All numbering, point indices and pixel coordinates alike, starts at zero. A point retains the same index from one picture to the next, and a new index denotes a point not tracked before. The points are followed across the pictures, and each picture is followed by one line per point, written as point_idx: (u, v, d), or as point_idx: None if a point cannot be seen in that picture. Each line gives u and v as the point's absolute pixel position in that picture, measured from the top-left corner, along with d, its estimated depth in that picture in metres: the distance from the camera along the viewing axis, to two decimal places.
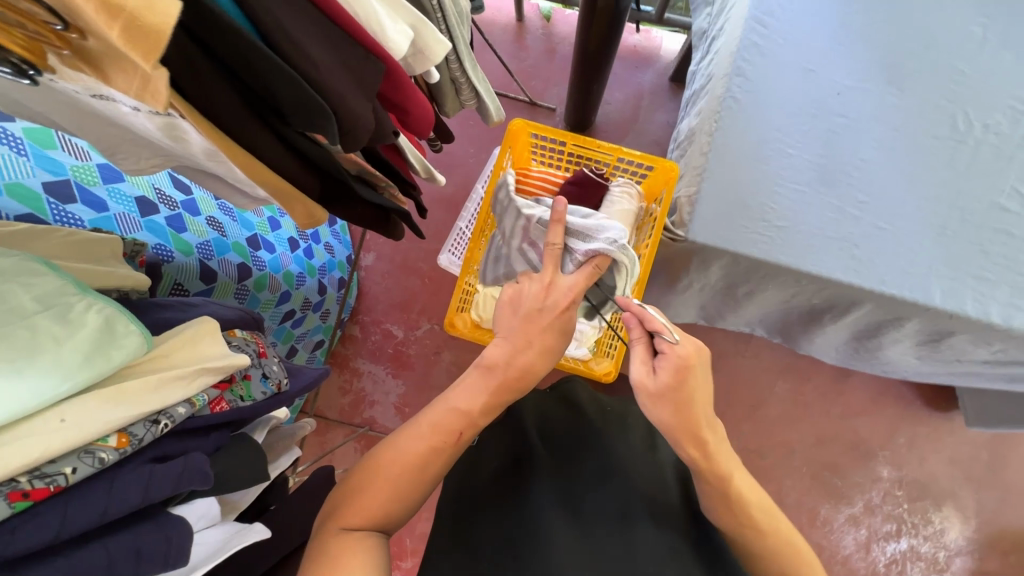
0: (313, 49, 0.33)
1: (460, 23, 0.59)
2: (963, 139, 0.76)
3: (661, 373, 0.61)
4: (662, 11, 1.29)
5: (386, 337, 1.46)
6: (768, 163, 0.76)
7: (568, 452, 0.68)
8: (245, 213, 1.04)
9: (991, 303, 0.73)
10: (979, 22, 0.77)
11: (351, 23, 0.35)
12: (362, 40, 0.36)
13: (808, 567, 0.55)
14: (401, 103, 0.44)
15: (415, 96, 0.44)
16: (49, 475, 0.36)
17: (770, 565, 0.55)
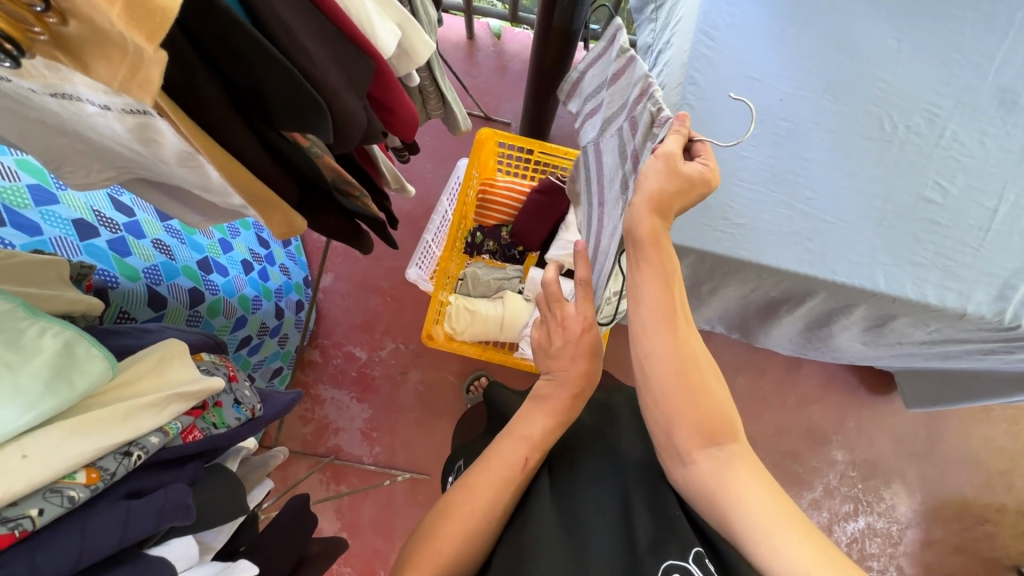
0: (308, 43, 0.32)
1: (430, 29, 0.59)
2: (890, 139, 0.83)
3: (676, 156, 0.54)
4: (607, 29, 1.35)
5: (349, 360, 1.40)
6: (724, 165, 0.81)
7: (563, 452, 0.69)
8: (194, 235, 0.98)
9: (926, 285, 0.81)
10: (894, 35, 0.86)
11: (342, 18, 0.35)
12: (355, 37, 0.36)
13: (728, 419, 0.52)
14: (388, 104, 0.44)
15: (401, 97, 0.44)
16: (11, 520, 0.33)
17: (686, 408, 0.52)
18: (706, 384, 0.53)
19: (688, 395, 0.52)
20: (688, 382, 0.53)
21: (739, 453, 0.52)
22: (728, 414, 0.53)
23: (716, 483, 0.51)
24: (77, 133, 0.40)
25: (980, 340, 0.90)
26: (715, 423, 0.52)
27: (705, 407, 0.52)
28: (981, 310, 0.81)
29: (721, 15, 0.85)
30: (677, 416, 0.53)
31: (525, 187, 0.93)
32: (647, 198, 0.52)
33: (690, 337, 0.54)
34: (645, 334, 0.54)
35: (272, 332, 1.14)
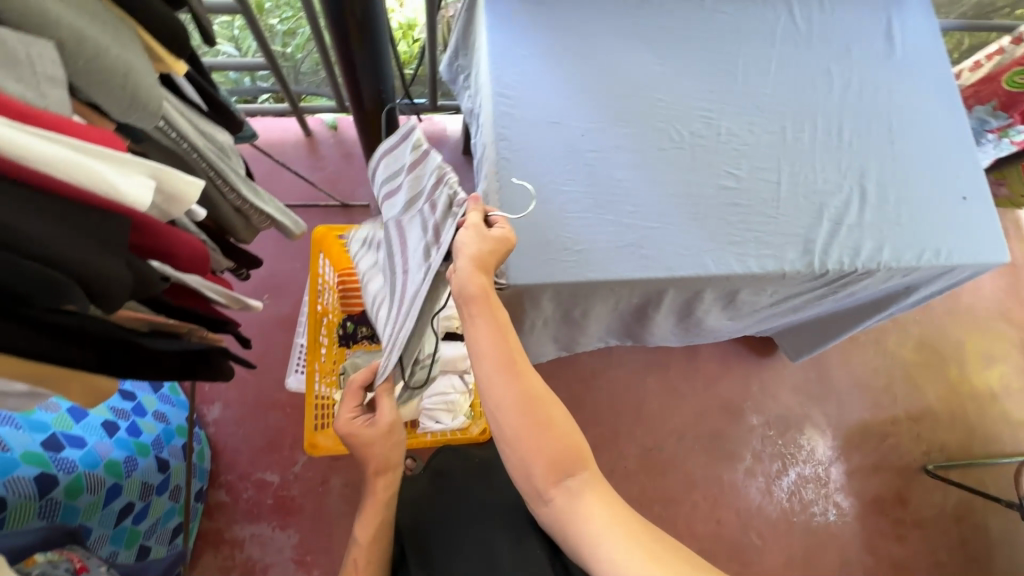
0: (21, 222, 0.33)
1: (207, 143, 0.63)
2: (681, 145, 0.96)
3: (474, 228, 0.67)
4: (434, 99, 1.44)
5: (262, 488, 1.30)
6: (551, 202, 0.89)
7: (441, 513, 0.79)
8: (33, 414, 0.87)
9: (747, 258, 0.92)
10: (657, 61, 1.01)
11: (62, 184, 0.36)
12: (82, 198, 0.37)
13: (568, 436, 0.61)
14: (156, 245, 0.46)
15: (163, 232, 0.46)
16: None
17: (536, 443, 0.60)
18: (555, 424, 0.61)
19: (539, 436, 0.60)
20: (537, 425, 0.61)
21: (590, 480, 0.61)
22: (579, 447, 0.61)
23: (575, 515, 0.59)
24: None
25: (810, 291, 1.03)
26: (566, 455, 0.61)
27: (556, 444, 0.60)
28: (796, 266, 0.93)
29: (511, 76, 0.95)
30: (533, 456, 0.60)
31: None
32: (471, 260, 0.63)
33: (533, 381, 0.62)
34: (494, 386, 0.61)
35: (157, 489, 1.04)
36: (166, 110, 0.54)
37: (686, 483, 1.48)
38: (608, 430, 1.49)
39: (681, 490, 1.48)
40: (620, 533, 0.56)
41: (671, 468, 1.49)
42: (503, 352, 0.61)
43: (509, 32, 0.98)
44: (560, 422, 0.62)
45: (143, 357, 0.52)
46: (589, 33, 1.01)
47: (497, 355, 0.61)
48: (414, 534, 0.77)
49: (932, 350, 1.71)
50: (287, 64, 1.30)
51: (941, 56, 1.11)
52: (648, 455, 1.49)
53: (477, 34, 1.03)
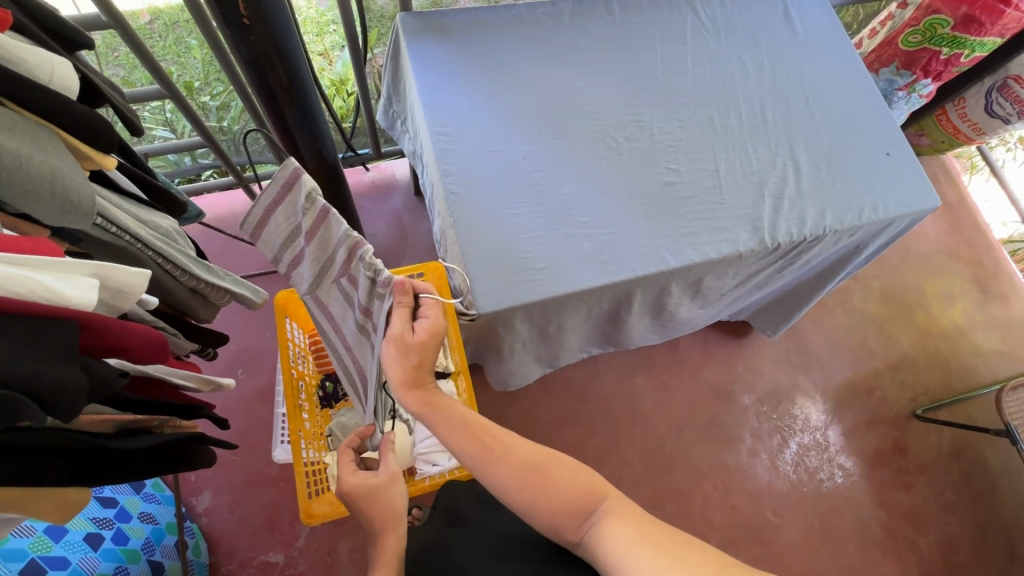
0: None
1: (152, 233, 0.63)
2: (619, 151, 1.00)
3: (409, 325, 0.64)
4: (377, 147, 1.47)
5: (266, 571, 1.24)
6: (506, 227, 0.90)
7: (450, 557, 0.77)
8: (8, 542, 0.82)
9: (703, 247, 0.95)
10: (583, 77, 1.06)
11: (8, 301, 0.36)
12: (31, 311, 0.37)
13: (569, 474, 0.63)
14: (112, 343, 0.45)
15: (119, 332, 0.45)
16: None
17: (541, 491, 0.61)
18: (555, 474, 0.63)
19: (545, 494, 0.61)
20: (535, 481, 0.62)
21: (611, 506, 0.61)
22: (589, 481, 0.62)
23: (602, 545, 0.58)
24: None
25: (768, 267, 1.07)
26: (577, 493, 0.61)
27: (561, 489, 0.61)
28: (749, 245, 0.97)
29: (446, 114, 0.98)
30: (544, 515, 0.61)
31: None
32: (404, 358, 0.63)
33: (515, 445, 0.64)
34: (487, 469, 0.62)
35: None
36: (103, 206, 0.54)
37: (694, 476, 1.49)
38: (608, 438, 1.49)
39: (690, 483, 1.48)
40: (644, 549, 0.56)
41: (676, 463, 1.50)
42: (471, 436, 0.63)
43: (436, 72, 1.01)
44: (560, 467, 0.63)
45: (117, 461, 0.50)
46: (513, 61, 1.05)
47: (468, 440, 0.63)
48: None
49: (896, 300, 1.78)
50: (226, 137, 1.31)
51: (839, 30, 1.19)
52: (651, 455, 1.49)
53: (406, 79, 1.06)
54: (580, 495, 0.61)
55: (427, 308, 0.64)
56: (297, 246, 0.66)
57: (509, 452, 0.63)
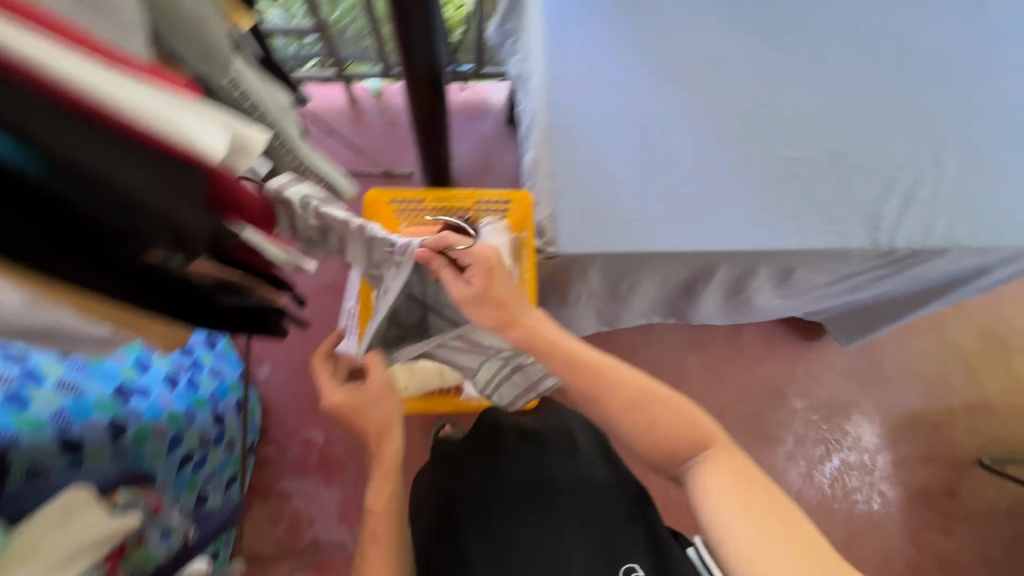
0: (119, 170, 0.33)
1: (270, 106, 0.64)
2: (742, 112, 0.91)
3: (474, 279, 0.67)
4: (480, 65, 1.43)
5: (307, 446, 1.35)
6: (603, 170, 0.86)
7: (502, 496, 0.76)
8: (104, 364, 0.93)
9: (808, 234, 0.88)
10: (721, 23, 0.96)
11: (154, 136, 0.35)
12: (173, 151, 0.36)
13: (671, 420, 0.65)
14: (228, 197, 0.46)
15: (233, 187, 0.46)
16: None
17: (642, 431, 0.66)
18: (663, 418, 0.66)
19: (648, 435, 0.66)
20: (638, 422, 0.66)
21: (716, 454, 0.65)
22: (692, 425, 0.66)
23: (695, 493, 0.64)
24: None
25: (871, 271, 0.98)
26: (682, 437, 0.65)
27: (667, 433, 0.65)
28: (860, 244, 0.88)
29: (566, 38, 0.92)
30: (648, 447, 0.67)
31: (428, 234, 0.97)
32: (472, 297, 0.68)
33: (626, 384, 0.67)
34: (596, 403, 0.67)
35: (214, 440, 1.10)
36: (234, 67, 0.55)
37: None
38: None
39: None
40: (738, 504, 0.60)
41: None
42: (580, 373, 0.67)
43: None
44: (667, 410, 0.66)
45: (205, 308, 0.52)
46: None
47: (575, 377, 0.68)
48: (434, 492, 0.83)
49: (995, 339, 1.61)
50: (335, 28, 1.29)
51: None
52: None
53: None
54: (677, 442, 0.65)
55: (473, 268, 0.66)
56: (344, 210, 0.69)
57: (623, 387, 0.67)
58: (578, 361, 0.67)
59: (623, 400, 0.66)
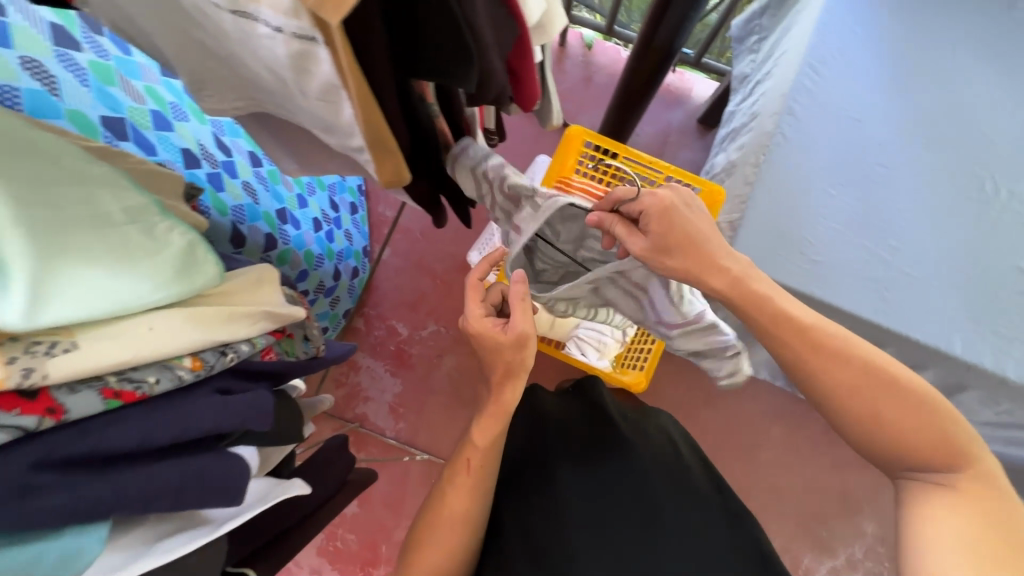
0: (478, 3, 0.34)
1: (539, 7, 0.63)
2: (990, 201, 0.80)
3: (650, 226, 0.61)
4: (701, 54, 1.37)
5: (390, 333, 1.43)
6: (809, 199, 0.80)
7: (589, 445, 0.75)
8: (278, 185, 1.03)
9: (1009, 360, 0.75)
10: (1011, 99, 0.83)
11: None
12: (513, 10, 0.38)
13: (909, 409, 0.55)
14: (516, 73, 0.46)
15: (528, 69, 0.46)
16: (135, 380, 0.35)
17: (860, 408, 0.57)
18: (917, 426, 0.54)
19: (892, 434, 0.55)
20: (861, 399, 0.57)
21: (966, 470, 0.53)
22: (941, 430, 0.54)
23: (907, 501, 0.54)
24: (223, 44, 0.43)
25: None
26: (943, 458, 0.54)
27: (902, 421, 0.55)
28: None
29: (829, 51, 0.84)
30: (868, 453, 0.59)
31: (599, 191, 0.94)
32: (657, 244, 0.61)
33: (858, 357, 0.57)
34: (826, 373, 0.58)
35: (328, 292, 1.19)
36: None
37: None
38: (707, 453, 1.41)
39: None
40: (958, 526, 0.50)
41: None
42: (807, 344, 0.59)
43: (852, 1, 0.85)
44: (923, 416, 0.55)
45: (421, 159, 0.55)
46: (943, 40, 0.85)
47: (794, 345, 0.60)
48: (520, 434, 0.81)
49: None
50: None
51: None
52: None
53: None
54: (905, 441, 0.55)
55: (656, 216, 0.60)
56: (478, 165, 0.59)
57: (865, 362, 0.57)
58: (792, 320, 0.60)
59: (838, 377, 0.57)
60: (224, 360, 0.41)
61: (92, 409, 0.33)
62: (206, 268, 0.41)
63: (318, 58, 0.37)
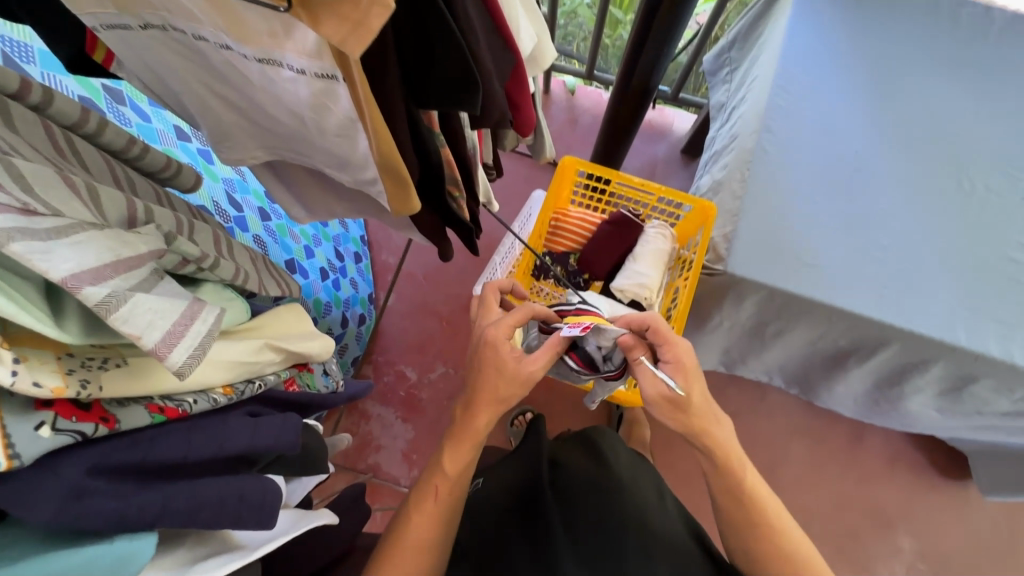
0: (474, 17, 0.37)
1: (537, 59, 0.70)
2: (970, 197, 0.83)
3: None
4: (677, 90, 1.47)
5: (399, 379, 1.42)
6: (798, 207, 0.83)
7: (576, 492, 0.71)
8: (286, 237, 1.09)
9: (988, 338, 0.77)
10: (971, 102, 0.88)
11: None
12: None
13: None
14: (514, 100, 0.49)
15: (527, 98, 0.49)
16: (175, 398, 0.36)
17: None
18: None
19: None
20: None
21: None
22: None
23: None
24: (246, 95, 0.47)
25: None
26: None
27: None
28: None
29: (799, 74, 0.90)
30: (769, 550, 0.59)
31: (596, 219, 1.00)
32: None
33: None
34: None
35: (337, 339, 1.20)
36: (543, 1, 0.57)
37: None
38: None
39: None
40: None
41: None
42: None
43: (814, 22, 0.93)
44: None
45: (433, 188, 0.57)
46: (906, 47, 0.92)
47: None
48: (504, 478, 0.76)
49: None
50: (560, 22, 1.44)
51: None
52: None
53: (773, 22, 1.00)
54: None
55: None
56: (196, 316, 0.31)
57: None
58: None
59: None
60: (252, 388, 0.42)
61: (140, 422, 0.34)
62: (237, 308, 0.43)
63: (338, 94, 0.40)
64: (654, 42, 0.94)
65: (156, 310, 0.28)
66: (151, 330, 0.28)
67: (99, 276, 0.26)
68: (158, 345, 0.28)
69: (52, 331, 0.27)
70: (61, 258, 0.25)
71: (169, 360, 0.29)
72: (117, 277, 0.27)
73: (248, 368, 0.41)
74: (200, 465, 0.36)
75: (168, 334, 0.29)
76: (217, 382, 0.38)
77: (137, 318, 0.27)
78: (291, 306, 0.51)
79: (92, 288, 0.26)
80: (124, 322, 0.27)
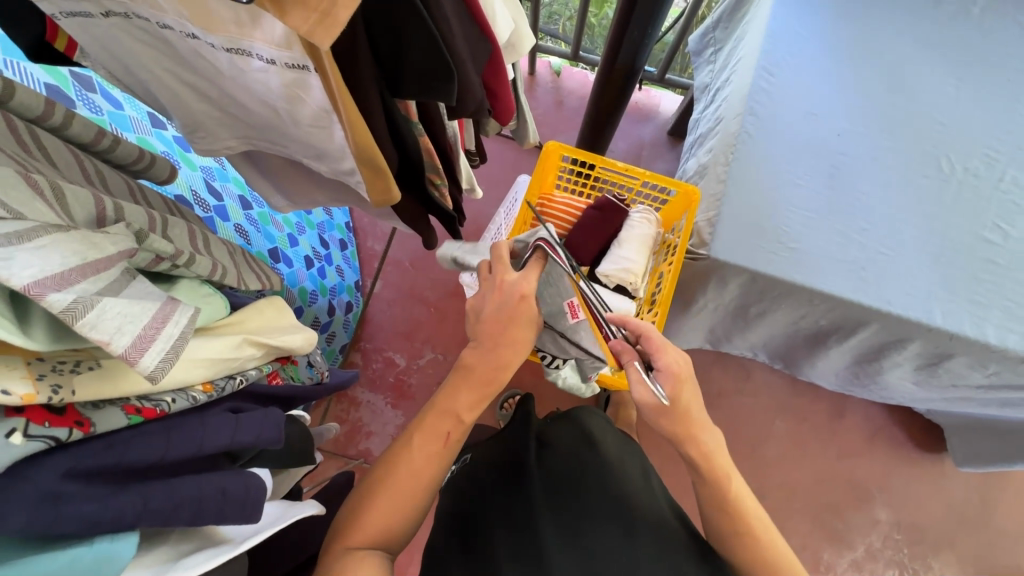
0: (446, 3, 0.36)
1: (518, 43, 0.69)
2: (948, 179, 0.84)
3: None
4: (663, 71, 1.46)
5: (388, 365, 1.42)
6: (781, 189, 0.83)
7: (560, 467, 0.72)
8: (268, 226, 1.07)
9: (961, 317, 0.79)
10: (952, 83, 0.88)
11: None
12: None
13: None
14: (491, 88, 0.48)
15: (505, 85, 0.48)
16: (153, 398, 0.36)
17: None
18: None
19: None
20: None
21: None
22: None
23: None
24: (216, 84, 0.46)
25: None
26: None
27: None
28: None
29: (782, 55, 0.89)
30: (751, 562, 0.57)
31: (581, 204, 0.99)
32: None
33: None
34: None
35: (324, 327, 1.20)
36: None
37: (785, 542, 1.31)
38: None
39: None
40: None
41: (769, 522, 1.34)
42: None
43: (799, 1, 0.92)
44: None
45: (413, 177, 0.57)
46: (889, 27, 0.91)
47: None
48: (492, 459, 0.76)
49: None
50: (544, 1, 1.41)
51: None
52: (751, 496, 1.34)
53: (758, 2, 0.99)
54: None
55: None
56: (167, 318, 0.30)
57: None
58: None
59: None
60: (232, 384, 0.42)
61: (116, 424, 0.34)
62: (216, 304, 0.43)
63: (310, 85, 0.39)
64: (638, 23, 0.93)
65: (126, 312, 0.28)
66: (120, 332, 0.28)
67: (65, 281, 0.26)
68: (125, 349, 0.28)
69: (20, 337, 0.26)
70: (26, 264, 0.25)
71: (138, 363, 0.29)
72: (84, 280, 0.27)
73: (230, 364, 0.41)
74: (178, 463, 0.37)
75: (136, 337, 0.29)
76: (197, 379, 0.38)
77: (105, 321, 0.27)
78: (271, 299, 0.51)
79: (58, 292, 0.26)
80: (92, 325, 0.27)
